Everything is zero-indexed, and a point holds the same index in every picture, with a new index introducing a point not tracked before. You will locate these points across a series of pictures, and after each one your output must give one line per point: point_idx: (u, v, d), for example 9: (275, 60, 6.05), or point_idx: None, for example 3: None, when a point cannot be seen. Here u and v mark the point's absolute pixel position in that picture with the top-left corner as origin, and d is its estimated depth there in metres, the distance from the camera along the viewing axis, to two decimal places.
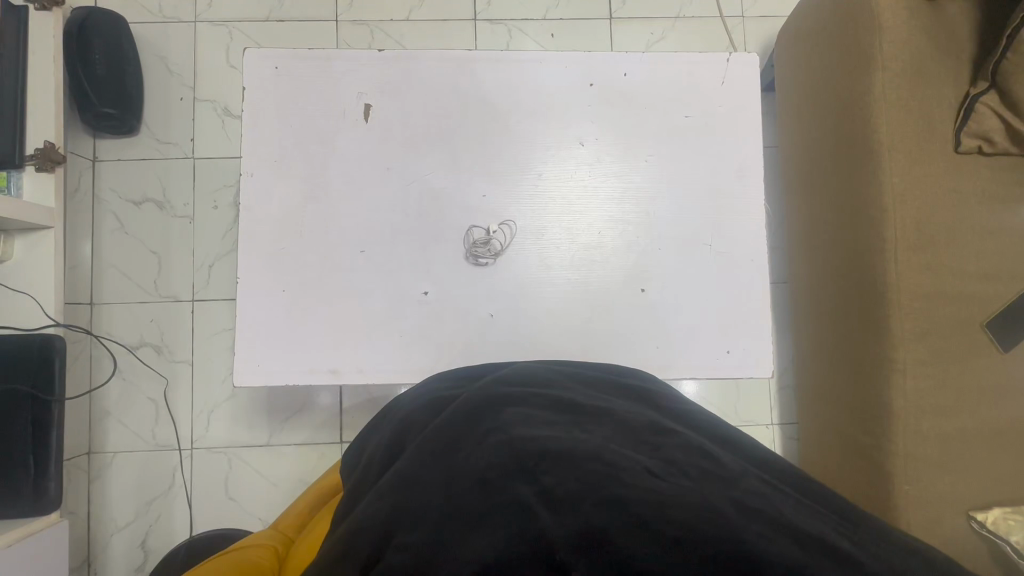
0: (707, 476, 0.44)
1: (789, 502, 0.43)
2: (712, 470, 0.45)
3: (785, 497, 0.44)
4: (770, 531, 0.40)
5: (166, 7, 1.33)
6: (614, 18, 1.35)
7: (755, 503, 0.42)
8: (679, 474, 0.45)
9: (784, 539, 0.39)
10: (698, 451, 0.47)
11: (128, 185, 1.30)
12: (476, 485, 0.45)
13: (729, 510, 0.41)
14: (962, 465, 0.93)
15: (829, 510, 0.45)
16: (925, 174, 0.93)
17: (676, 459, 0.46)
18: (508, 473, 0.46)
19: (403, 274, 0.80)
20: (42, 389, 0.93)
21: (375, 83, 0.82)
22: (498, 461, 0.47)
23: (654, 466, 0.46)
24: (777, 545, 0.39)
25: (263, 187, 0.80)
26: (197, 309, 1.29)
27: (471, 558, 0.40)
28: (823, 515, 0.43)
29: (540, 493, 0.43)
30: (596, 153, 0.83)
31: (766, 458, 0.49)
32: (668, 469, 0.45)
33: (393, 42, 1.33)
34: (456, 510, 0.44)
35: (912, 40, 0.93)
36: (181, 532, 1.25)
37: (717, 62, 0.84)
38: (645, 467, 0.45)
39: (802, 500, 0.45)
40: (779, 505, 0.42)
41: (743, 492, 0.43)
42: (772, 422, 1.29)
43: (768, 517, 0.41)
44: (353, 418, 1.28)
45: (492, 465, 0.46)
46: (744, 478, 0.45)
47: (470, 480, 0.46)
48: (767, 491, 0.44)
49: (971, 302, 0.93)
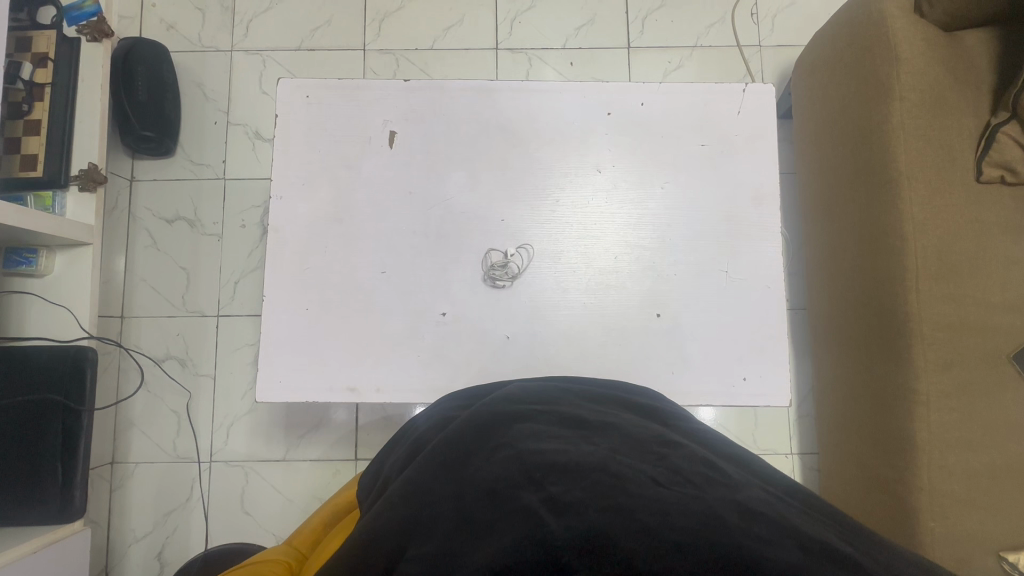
0: (711, 482, 0.45)
1: (794, 510, 0.44)
2: (716, 478, 0.46)
3: (790, 505, 0.45)
4: (773, 535, 0.40)
5: (205, 37, 1.40)
6: (632, 47, 1.38)
7: (758, 507, 0.42)
8: (683, 482, 0.45)
9: (787, 542, 0.39)
10: (702, 461, 0.48)
11: (161, 203, 1.36)
12: (485, 497, 0.46)
13: (734, 516, 0.41)
14: (993, 500, 0.89)
15: (838, 520, 0.45)
16: (945, 201, 0.93)
17: (680, 467, 0.47)
18: (516, 484, 0.46)
19: (423, 295, 0.82)
20: (74, 399, 0.96)
21: (401, 111, 0.86)
22: (507, 475, 0.47)
23: (659, 475, 0.46)
24: (781, 548, 0.38)
25: (291, 209, 0.83)
26: (222, 323, 1.33)
27: (478, 564, 0.40)
28: (825, 521, 0.44)
29: (546, 500, 0.44)
30: (613, 179, 0.85)
31: (773, 476, 0.49)
32: (673, 478, 0.45)
33: (417, 69, 1.38)
34: (466, 520, 0.44)
35: (930, 68, 0.94)
36: (196, 545, 1.27)
37: (734, 92, 0.86)
38: (649, 476, 0.46)
39: (806, 510, 0.45)
40: (784, 511, 0.43)
41: (748, 498, 0.43)
42: (792, 451, 1.26)
43: (770, 522, 0.41)
44: (368, 436, 1.30)
45: (501, 477, 0.47)
46: (747, 486, 0.45)
47: (480, 493, 0.46)
48: (771, 500, 0.44)
49: (997, 332, 0.91)
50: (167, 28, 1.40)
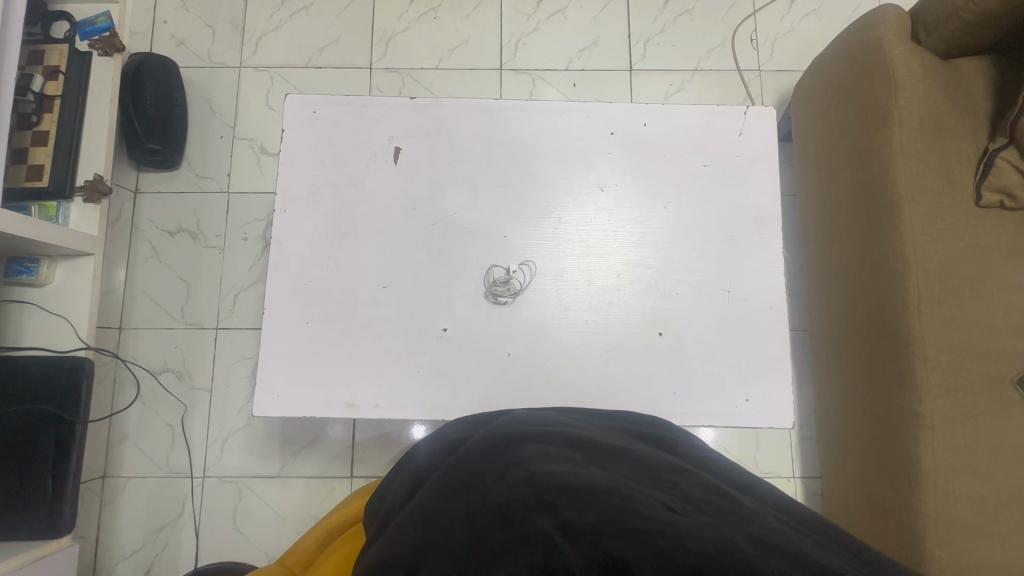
0: (724, 513, 0.44)
1: (810, 541, 0.43)
2: (729, 508, 0.45)
3: (805, 536, 0.43)
4: (791, 567, 0.38)
5: (214, 54, 1.43)
6: (634, 69, 1.40)
7: (774, 539, 0.41)
8: (696, 510, 0.44)
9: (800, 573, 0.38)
10: (714, 491, 0.47)
11: (165, 216, 1.37)
12: (497, 518, 0.45)
13: (749, 545, 0.40)
14: (1001, 529, 0.87)
15: (854, 552, 0.44)
16: (946, 227, 0.94)
17: (692, 496, 0.46)
18: (527, 506, 0.45)
19: (425, 310, 0.82)
20: (69, 410, 0.95)
21: (406, 128, 0.87)
22: (519, 496, 0.46)
23: (671, 502, 0.45)
24: None
25: (294, 223, 0.84)
26: (221, 336, 1.32)
27: None
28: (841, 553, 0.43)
29: (560, 525, 0.42)
30: (616, 198, 0.85)
31: (788, 504, 0.48)
32: (686, 506, 0.44)
33: (422, 88, 1.40)
34: (478, 542, 0.43)
35: (928, 95, 0.96)
36: (185, 563, 1.24)
37: (736, 114, 0.87)
38: (662, 503, 0.44)
39: (821, 542, 0.43)
40: (800, 543, 0.41)
41: (762, 529, 0.42)
42: (794, 474, 1.25)
43: (787, 554, 0.39)
44: (364, 453, 1.28)
45: (513, 499, 0.46)
46: (760, 516, 0.44)
47: (491, 512, 0.45)
48: (785, 529, 0.43)
49: (1000, 356, 0.91)
50: (177, 45, 1.42)
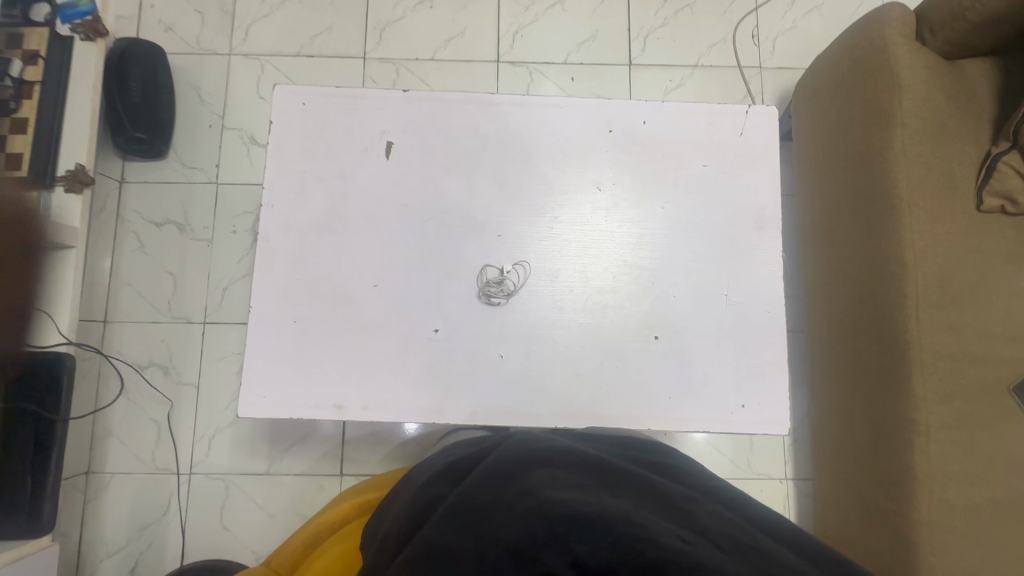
0: (735, 547, 0.47)
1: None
2: (740, 541, 0.48)
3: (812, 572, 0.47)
4: None
5: (203, 40, 1.39)
6: (634, 64, 1.38)
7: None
8: (708, 545, 0.46)
9: None
10: (725, 521, 0.50)
11: (151, 207, 1.33)
12: (509, 556, 0.46)
13: None
14: (994, 537, 0.87)
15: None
16: (947, 231, 0.92)
17: (705, 529, 0.49)
18: (541, 541, 0.46)
19: (417, 310, 0.80)
20: (48, 408, 0.93)
21: (398, 122, 0.84)
22: (532, 529, 0.47)
23: (684, 535, 0.47)
24: None
25: (282, 219, 0.81)
26: (209, 330, 1.30)
27: None
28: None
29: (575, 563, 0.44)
30: (613, 198, 0.83)
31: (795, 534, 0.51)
32: (698, 539, 0.47)
33: (417, 79, 1.37)
34: None
35: (932, 97, 0.94)
36: (171, 561, 1.22)
37: (737, 113, 0.85)
38: (675, 534, 0.47)
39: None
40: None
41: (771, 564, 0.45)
42: (786, 476, 1.24)
43: None
44: (354, 451, 1.26)
45: (526, 534, 0.47)
46: (770, 550, 0.47)
47: (505, 549, 0.47)
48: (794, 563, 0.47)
49: (997, 363, 0.90)
50: (165, 30, 1.38)
